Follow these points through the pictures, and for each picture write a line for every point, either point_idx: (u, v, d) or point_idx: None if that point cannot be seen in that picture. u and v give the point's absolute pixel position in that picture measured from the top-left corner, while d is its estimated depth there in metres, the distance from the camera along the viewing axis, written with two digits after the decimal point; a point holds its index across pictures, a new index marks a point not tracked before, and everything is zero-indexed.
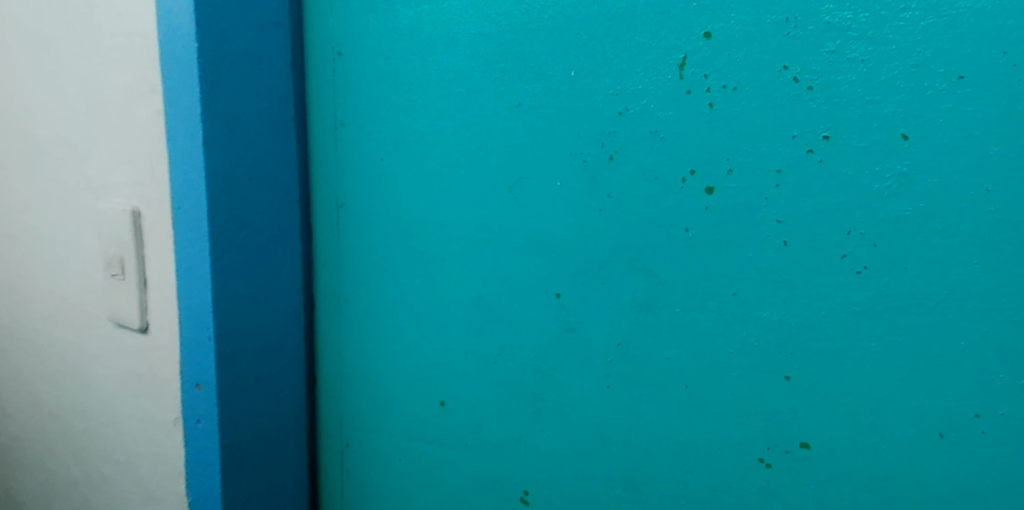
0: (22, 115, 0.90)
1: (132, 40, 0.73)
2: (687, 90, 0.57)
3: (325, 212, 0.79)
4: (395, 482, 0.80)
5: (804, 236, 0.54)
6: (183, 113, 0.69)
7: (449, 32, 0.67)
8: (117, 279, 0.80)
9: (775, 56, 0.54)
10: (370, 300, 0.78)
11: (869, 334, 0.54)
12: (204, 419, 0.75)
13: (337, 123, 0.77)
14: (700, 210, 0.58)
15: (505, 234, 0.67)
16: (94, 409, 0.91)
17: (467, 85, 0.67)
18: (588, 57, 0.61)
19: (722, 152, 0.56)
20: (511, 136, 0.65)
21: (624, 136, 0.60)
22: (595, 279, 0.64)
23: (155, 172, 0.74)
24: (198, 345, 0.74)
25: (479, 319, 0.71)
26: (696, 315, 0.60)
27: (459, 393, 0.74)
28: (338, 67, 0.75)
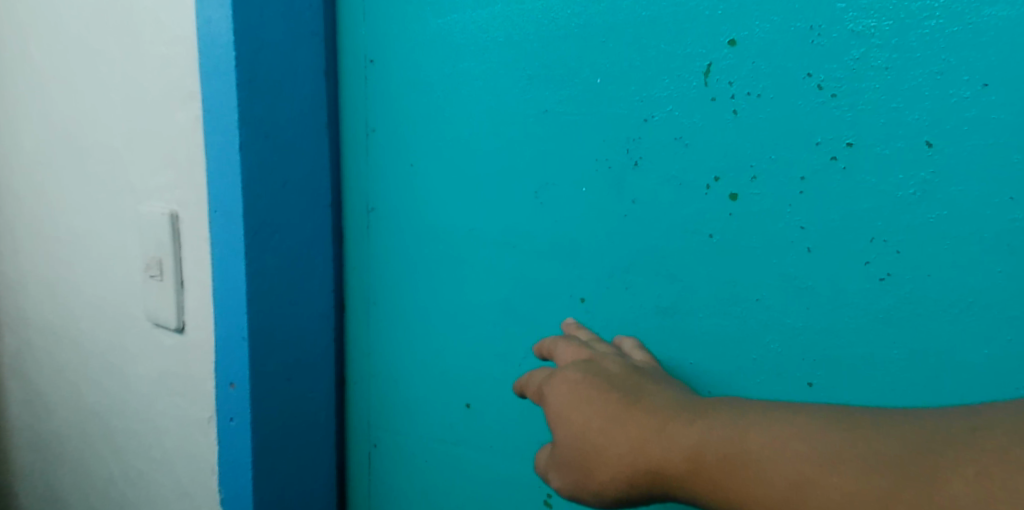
0: (69, 118, 0.93)
1: (174, 49, 0.76)
2: (712, 98, 0.58)
3: (357, 217, 0.81)
4: (422, 482, 0.82)
5: (828, 242, 0.55)
6: (221, 119, 0.72)
7: (476, 40, 0.69)
8: (156, 280, 0.83)
9: (799, 64, 0.54)
10: (399, 303, 0.80)
11: (892, 341, 0.54)
12: (238, 417, 0.77)
13: (368, 130, 0.79)
14: (723, 216, 0.58)
15: (531, 238, 0.68)
16: (131, 406, 0.94)
17: (494, 91, 0.68)
18: (613, 65, 0.62)
19: (747, 159, 0.57)
20: (536, 142, 0.66)
21: (649, 142, 0.61)
22: (620, 283, 0.64)
23: (194, 177, 0.77)
24: (233, 344, 0.76)
25: (504, 321, 0.72)
26: (719, 320, 0.60)
27: (484, 395, 0.75)
28: (370, 74, 0.77)
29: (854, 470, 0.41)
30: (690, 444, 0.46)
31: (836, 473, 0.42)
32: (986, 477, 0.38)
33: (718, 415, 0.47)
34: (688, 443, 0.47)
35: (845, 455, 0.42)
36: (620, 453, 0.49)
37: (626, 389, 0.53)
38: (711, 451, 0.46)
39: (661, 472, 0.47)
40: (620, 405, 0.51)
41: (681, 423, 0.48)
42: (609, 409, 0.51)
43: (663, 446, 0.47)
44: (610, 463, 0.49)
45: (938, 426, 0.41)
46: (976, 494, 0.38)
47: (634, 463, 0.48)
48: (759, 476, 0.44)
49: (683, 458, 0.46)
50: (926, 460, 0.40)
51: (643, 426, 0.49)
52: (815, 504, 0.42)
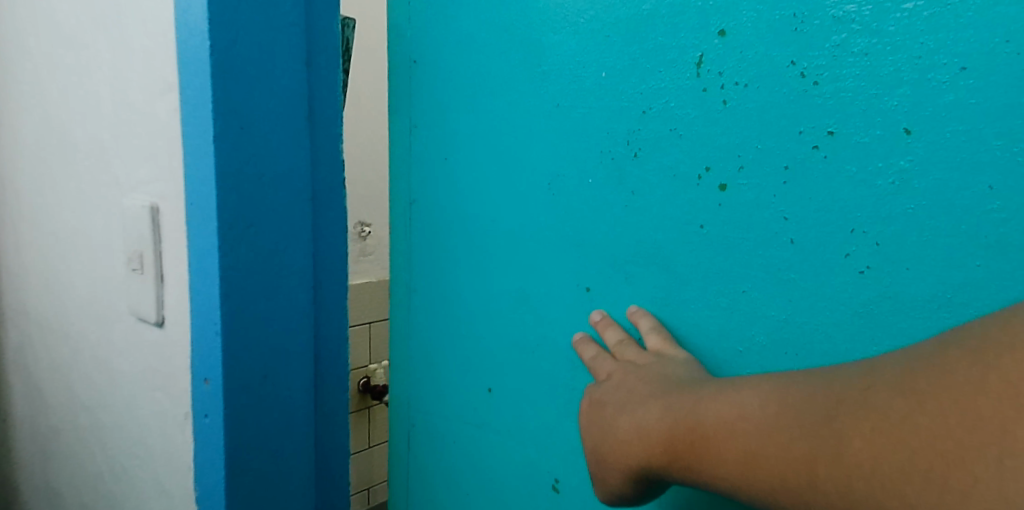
0: (66, 114, 0.93)
1: (154, 41, 0.75)
2: (703, 88, 0.56)
3: (402, 208, 0.87)
4: (450, 463, 0.84)
5: (811, 233, 0.51)
6: (197, 111, 0.71)
7: (500, 38, 0.71)
8: (138, 274, 0.82)
9: (783, 51, 0.52)
10: (433, 289, 0.84)
11: (872, 338, 0.50)
12: (212, 414, 0.76)
13: (411, 128, 0.84)
14: (713, 206, 0.56)
15: (544, 228, 0.69)
16: (117, 401, 0.93)
17: (513, 86, 0.70)
18: (616, 58, 0.61)
19: (735, 149, 0.54)
20: (550, 135, 0.67)
21: (648, 134, 0.60)
22: (621, 274, 0.63)
23: (172, 169, 0.76)
24: (207, 340, 0.75)
25: (521, 310, 0.72)
26: (709, 312, 0.58)
27: (501, 380, 0.76)
28: (413, 74, 0.82)
29: (781, 439, 0.41)
30: (662, 436, 0.46)
31: (775, 441, 0.41)
32: (879, 433, 0.37)
33: (682, 401, 0.47)
34: (658, 435, 0.47)
35: (779, 424, 0.41)
36: (618, 457, 0.49)
37: (621, 395, 0.53)
38: (676, 440, 0.45)
39: (649, 467, 0.47)
40: (613, 410, 0.52)
41: (654, 416, 0.48)
42: (606, 418, 0.52)
43: (641, 442, 0.47)
44: (612, 468, 0.50)
45: (839, 391, 0.40)
46: (873, 448, 0.37)
47: (626, 463, 0.48)
48: (718, 457, 0.43)
49: (659, 449, 0.46)
50: (830, 422, 0.39)
51: (626, 425, 0.49)
52: (764, 474, 0.41)
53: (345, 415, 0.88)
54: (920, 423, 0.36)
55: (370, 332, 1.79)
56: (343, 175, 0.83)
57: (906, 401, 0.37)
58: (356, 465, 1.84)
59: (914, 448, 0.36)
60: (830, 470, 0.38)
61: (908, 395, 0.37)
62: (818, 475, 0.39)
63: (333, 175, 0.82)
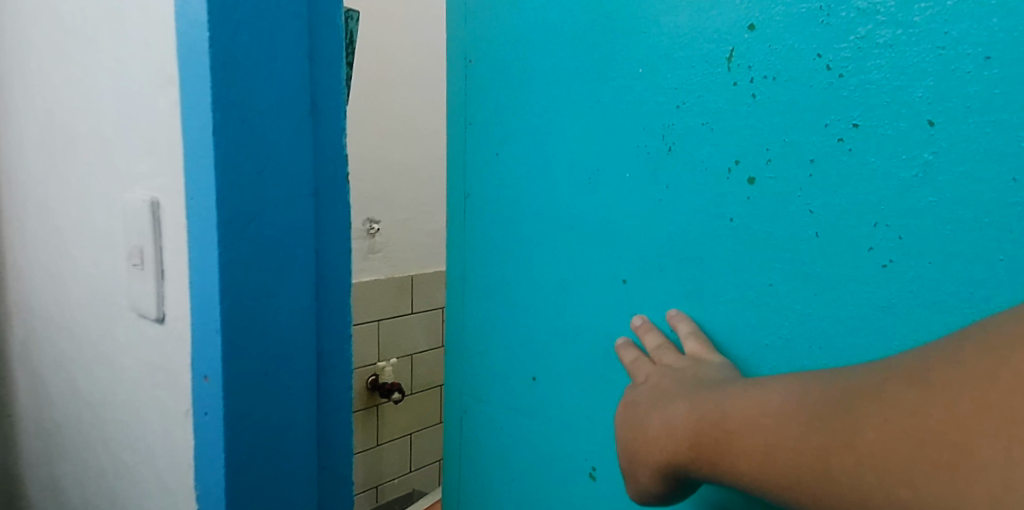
0: (69, 107, 0.93)
1: (155, 33, 0.74)
2: (734, 82, 0.54)
3: (456, 204, 0.83)
4: (497, 454, 0.83)
5: (836, 227, 0.50)
6: (196, 104, 0.70)
7: (544, 32, 0.69)
8: (139, 270, 0.81)
9: (810, 44, 0.50)
10: (481, 283, 0.81)
11: (892, 332, 0.48)
12: (211, 412, 0.75)
13: (466, 123, 0.80)
14: (742, 199, 0.55)
15: (584, 221, 0.67)
16: (119, 398, 0.92)
17: (555, 81, 0.69)
18: (654, 53, 0.60)
19: (763, 142, 0.53)
20: (591, 129, 0.65)
21: (682, 128, 0.58)
22: (655, 267, 0.62)
23: (172, 163, 0.75)
24: (207, 336, 0.74)
25: (563, 303, 0.71)
26: (738, 306, 0.56)
27: (545, 369, 0.74)
28: (469, 73, 0.79)
29: (797, 431, 0.39)
30: (687, 431, 0.45)
31: (793, 433, 0.40)
32: (891, 421, 0.36)
33: (710, 399, 0.45)
34: (685, 431, 0.45)
35: (798, 417, 0.40)
36: (647, 453, 0.48)
37: (653, 394, 0.51)
38: (701, 436, 0.44)
39: (676, 465, 0.45)
40: (644, 409, 0.50)
41: (681, 412, 0.46)
42: (638, 417, 0.50)
43: (668, 439, 0.46)
44: (641, 466, 0.48)
45: (858, 384, 0.38)
46: (885, 439, 0.36)
47: (653, 461, 0.47)
48: (740, 451, 0.42)
49: (685, 445, 0.45)
50: (846, 413, 0.38)
51: (655, 423, 0.48)
52: (780, 468, 0.40)
53: (348, 413, 0.87)
54: (931, 415, 0.34)
55: (379, 329, 1.78)
56: (346, 169, 0.81)
57: (916, 392, 0.35)
58: (362, 464, 1.81)
59: (923, 440, 0.34)
60: (843, 461, 0.37)
61: (919, 385, 0.35)
62: (832, 468, 0.37)
63: (336, 169, 0.80)
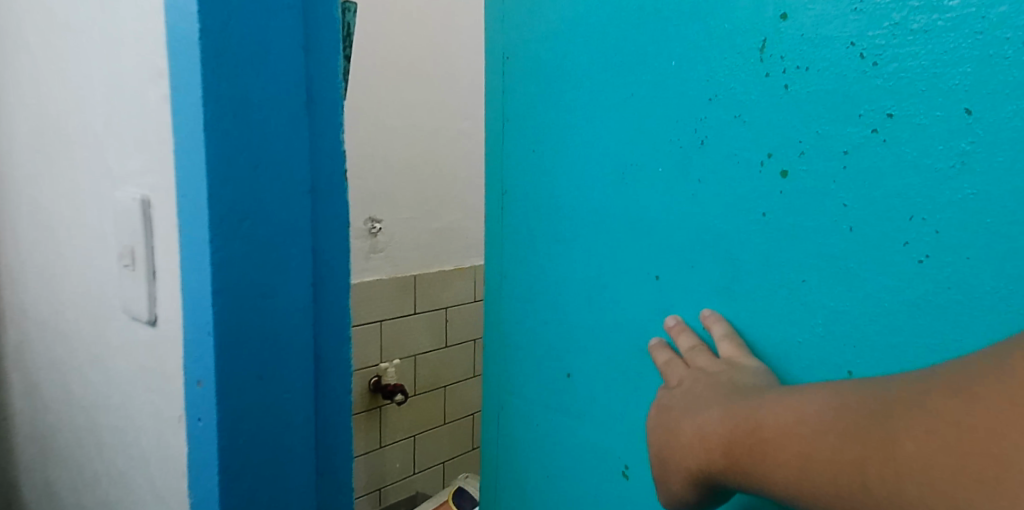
0: (60, 103, 0.90)
1: (144, 25, 0.72)
2: (766, 73, 0.52)
3: (493, 199, 0.83)
4: (531, 453, 0.81)
5: (871, 222, 0.47)
6: (187, 98, 0.67)
7: (578, 25, 0.68)
8: (130, 270, 0.79)
9: (842, 31, 0.48)
10: (518, 281, 0.80)
11: (929, 330, 0.45)
12: (205, 418, 0.72)
13: (505, 121, 0.79)
14: (774, 194, 0.52)
15: (619, 216, 0.65)
16: (112, 402, 0.90)
17: (590, 75, 0.67)
18: (685, 44, 0.57)
19: (796, 134, 0.50)
20: (625, 123, 0.63)
21: (713, 121, 0.56)
22: (687, 263, 0.59)
23: (163, 159, 0.72)
24: (199, 339, 0.71)
25: (597, 300, 0.69)
26: (769, 304, 0.54)
27: (578, 366, 0.72)
28: (507, 70, 0.78)
29: (834, 440, 0.37)
30: (721, 439, 0.43)
31: (829, 443, 0.37)
32: (931, 435, 0.33)
33: (745, 406, 0.43)
34: (717, 439, 0.43)
35: (836, 428, 0.37)
36: (680, 459, 0.46)
37: (687, 399, 0.49)
38: (735, 443, 0.42)
39: (709, 473, 0.44)
40: (677, 414, 0.48)
41: (714, 419, 0.44)
42: (671, 422, 0.48)
43: (701, 445, 0.44)
44: (673, 472, 0.47)
45: (898, 392, 0.36)
46: (925, 454, 0.33)
47: (686, 467, 0.45)
48: (775, 461, 0.40)
49: (718, 453, 0.43)
50: (885, 424, 0.35)
51: (688, 428, 0.46)
52: (815, 481, 0.38)
53: (348, 417, 0.84)
54: (977, 426, 0.32)
55: (381, 330, 1.75)
56: (343, 165, 0.78)
57: (959, 402, 0.33)
58: (364, 467, 1.78)
59: (966, 452, 0.32)
60: (882, 474, 0.35)
61: (961, 395, 0.33)
62: (868, 480, 0.35)
63: (334, 165, 0.78)
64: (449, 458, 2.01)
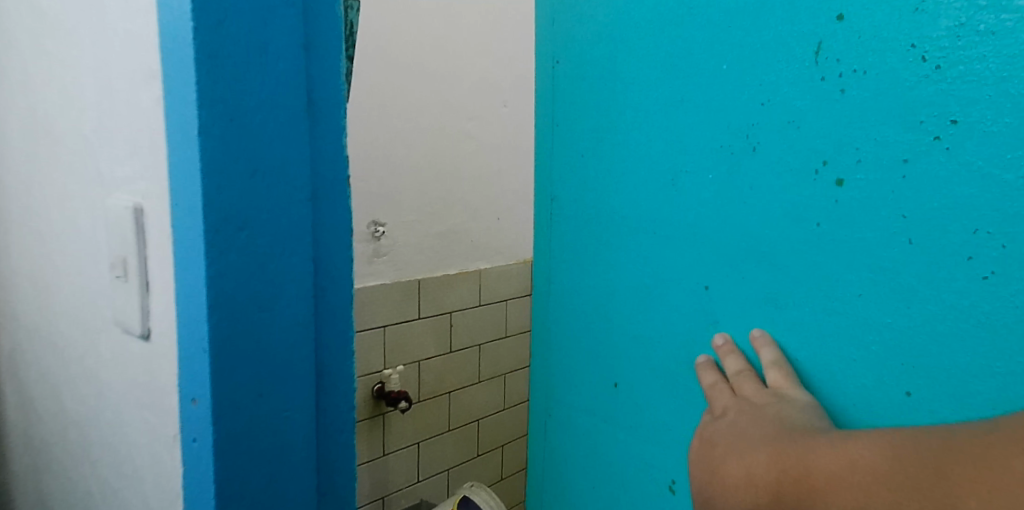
0: (51, 105, 0.86)
1: (136, 24, 0.68)
2: (822, 76, 0.52)
3: (541, 206, 0.82)
4: (575, 462, 0.81)
5: (932, 233, 0.47)
6: (179, 101, 0.63)
7: (631, 29, 0.68)
8: (122, 281, 0.75)
9: (902, 34, 0.48)
10: (565, 286, 0.80)
11: (993, 347, 0.45)
12: (200, 438, 0.69)
13: (554, 126, 0.79)
14: (829, 203, 0.52)
15: (668, 223, 0.65)
16: (105, 417, 0.86)
17: (643, 79, 0.67)
18: (739, 48, 0.58)
19: (853, 141, 0.51)
20: (677, 129, 0.63)
21: (765, 127, 0.56)
22: (737, 273, 0.59)
23: (156, 165, 0.68)
24: (194, 356, 0.67)
25: (644, 308, 0.69)
26: (824, 314, 0.54)
27: (624, 375, 0.72)
28: (557, 73, 0.78)
29: (888, 495, 0.39)
30: (770, 483, 0.45)
31: (886, 494, 0.39)
32: (997, 495, 0.35)
33: (792, 451, 0.45)
34: (765, 483, 0.45)
35: (892, 481, 0.39)
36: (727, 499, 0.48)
37: (730, 435, 0.51)
38: (785, 489, 0.44)
39: None
40: (722, 452, 0.51)
41: (761, 463, 0.46)
42: (716, 460, 0.51)
43: (747, 487, 0.46)
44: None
45: None
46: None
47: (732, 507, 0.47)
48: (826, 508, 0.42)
49: (766, 497, 0.45)
50: (941, 481, 0.37)
51: (735, 470, 0.48)
52: None
53: (350, 434, 0.80)
54: None
55: (385, 335, 1.71)
56: (346, 172, 0.75)
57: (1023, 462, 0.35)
58: (367, 476, 1.74)
59: None
60: None
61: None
62: None
63: (336, 172, 0.74)
64: (454, 466, 1.96)
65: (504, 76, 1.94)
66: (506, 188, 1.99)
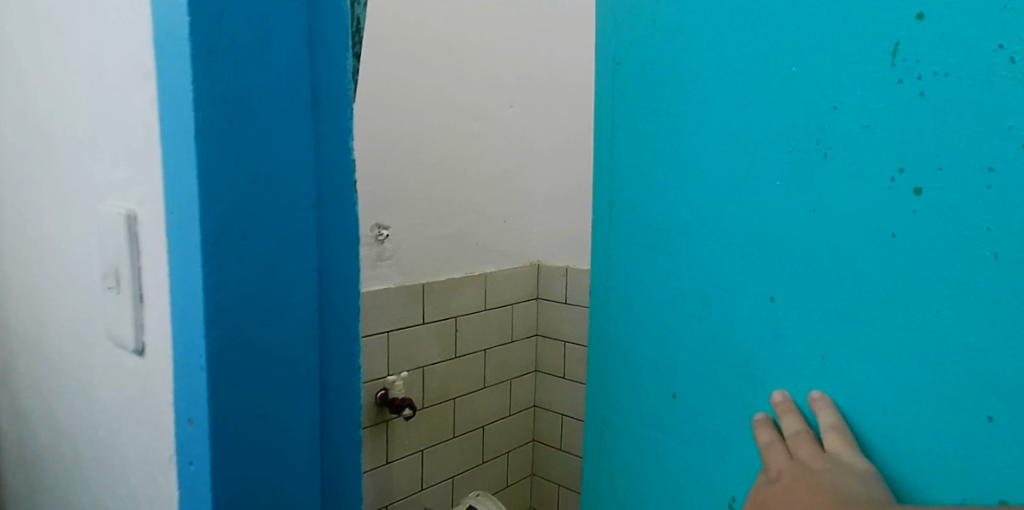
0: (42, 106, 0.82)
1: (129, 19, 0.64)
2: (899, 79, 0.54)
3: (604, 210, 0.84)
4: (635, 469, 0.82)
5: (1016, 243, 0.48)
6: (175, 100, 0.59)
7: (698, 34, 0.69)
8: (114, 293, 0.71)
9: (986, 37, 0.49)
10: (626, 289, 0.82)
11: None
12: (197, 462, 0.64)
13: (615, 129, 0.81)
14: (907, 212, 0.53)
15: (736, 231, 0.67)
16: (98, 434, 0.82)
17: (710, 84, 0.68)
18: (811, 51, 0.59)
19: (932, 148, 0.52)
20: (746, 135, 0.65)
21: (838, 132, 0.57)
22: (805, 283, 0.61)
23: (150, 170, 0.64)
24: (191, 374, 0.63)
25: (709, 313, 0.71)
26: (898, 324, 0.55)
27: (689, 383, 0.73)
28: (619, 77, 0.80)
29: None
30: None
31: None
32: None
33: None
34: None
35: None
36: None
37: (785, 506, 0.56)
38: None
39: None
40: None
41: None
42: None
43: None
44: None
45: None
46: None
47: None
48: None
49: None
50: None
51: None
52: None
53: (356, 456, 0.76)
54: None
55: (389, 341, 1.66)
56: (353, 176, 0.70)
57: None
58: (371, 484, 1.69)
59: None
60: None
61: None
62: None
63: (342, 176, 0.69)
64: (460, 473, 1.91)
65: (511, 76, 1.90)
66: (513, 190, 1.95)
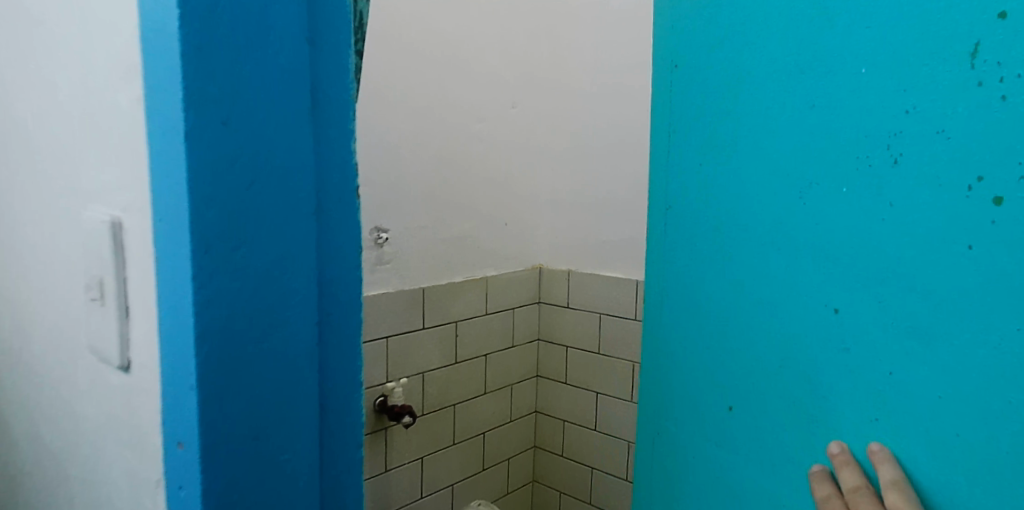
0: (23, 105, 0.77)
1: (114, 12, 0.59)
2: (978, 82, 0.51)
3: (657, 216, 0.81)
4: (686, 484, 0.80)
5: None
6: (163, 100, 0.55)
7: (758, 33, 0.67)
8: (98, 305, 0.66)
9: None
10: (677, 297, 0.79)
11: None
12: (188, 487, 0.60)
13: (670, 131, 0.78)
14: (985, 224, 0.51)
15: (797, 239, 0.64)
16: (82, 453, 0.77)
17: (769, 85, 0.66)
18: (882, 51, 0.56)
19: (1015, 155, 0.49)
20: (809, 139, 0.62)
21: (910, 137, 0.55)
22: (873, 296, 0.58)
23: (137, 175, 0.60)
24: (180, 393, 0.59)
25: (765, 324, 0.68)
26: (976, 341, 0.52)
27: (745, 397, 0.71)
28: (674, 78, 0.77)
29: None
30: None
31: None
32: None
33: None
34: None
35: None
36: None
37: None
38: None
39: None
40: None
41: None
42: None
43: None
44: None
45: None
46: None
47: None
48: None
49: None
50: None
51: None
52: None
53: (358, 477, 0.71)
54: None
55: (388, 346, 1.62)
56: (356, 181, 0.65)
57: None
58: (369, 493, 1.64)
59: None
60: None
61: None
62: None
63: (344, 180, 0.65)
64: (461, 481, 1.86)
65: (513, 75, 1.85)
66: (516, 192, 1.90)
